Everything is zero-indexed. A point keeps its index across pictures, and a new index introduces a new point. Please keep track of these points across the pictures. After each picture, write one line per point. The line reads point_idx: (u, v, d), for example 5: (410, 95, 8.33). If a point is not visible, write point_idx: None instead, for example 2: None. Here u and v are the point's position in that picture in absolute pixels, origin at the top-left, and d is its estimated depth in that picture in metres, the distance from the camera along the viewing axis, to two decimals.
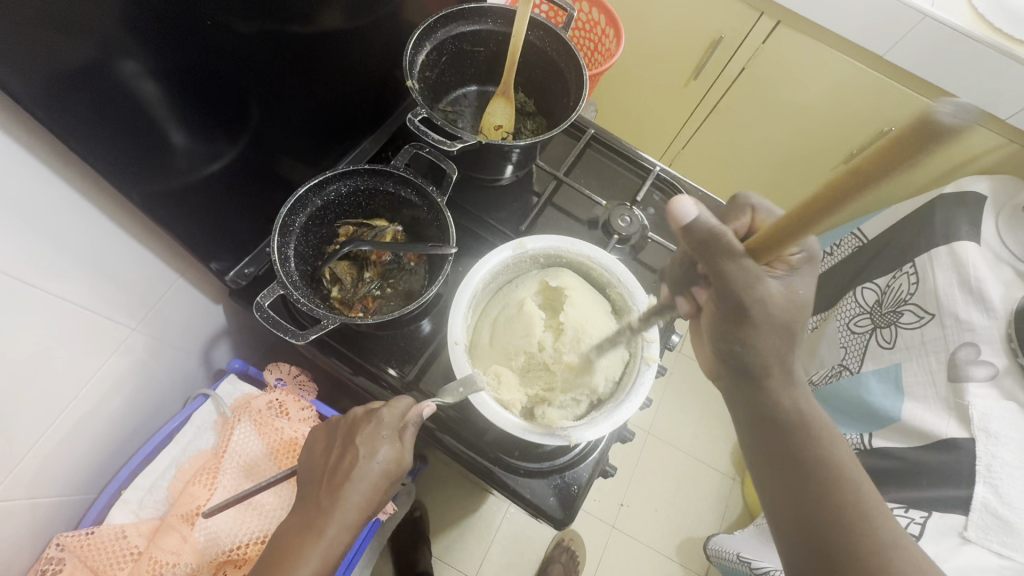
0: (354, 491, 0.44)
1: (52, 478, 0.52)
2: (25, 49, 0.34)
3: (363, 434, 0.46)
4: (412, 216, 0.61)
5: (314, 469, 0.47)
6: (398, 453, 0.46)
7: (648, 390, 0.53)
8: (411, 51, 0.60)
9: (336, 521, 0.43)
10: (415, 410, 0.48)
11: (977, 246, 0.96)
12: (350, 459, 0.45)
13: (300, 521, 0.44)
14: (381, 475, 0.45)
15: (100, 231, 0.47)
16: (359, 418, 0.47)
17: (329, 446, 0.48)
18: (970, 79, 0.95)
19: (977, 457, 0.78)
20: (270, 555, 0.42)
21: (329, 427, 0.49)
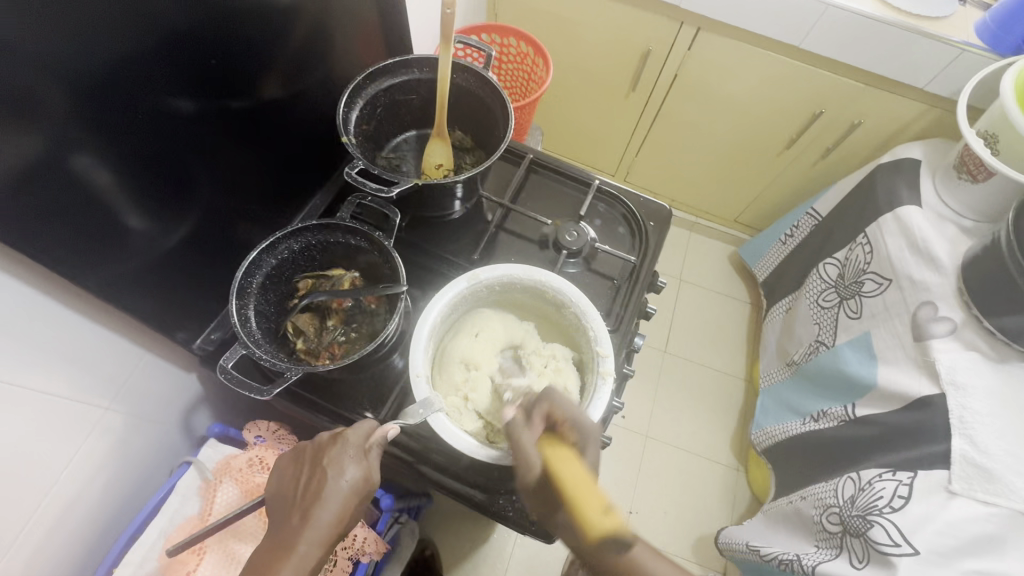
0: (322, 510, 0.46)
1: (42, 567, 0.53)
2: None
3: (329, 456, 0.48)
4: (367, 261, 0.64)
5: (286, 493, 0.49)
6: (364, 471, 0.48)
7: (603, 406, 0.55)
8: (344, 109, 0.64)
9: (306, 539, 0.46)
10: (380, 431, 0.49)
11: (918, 208, 1.00)
12: (318, 481, 0.47)
13: (274, 543, 0.46)
14: (349, 493, 0.48)
15: (62, 320, 0.49)
16: (325, 441, 0.50)
17: (298, 467, 0.50)
18: (885, 55, 1.01)
19: (950, 411, 0.80)
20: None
21: (296, 451, 0.51)
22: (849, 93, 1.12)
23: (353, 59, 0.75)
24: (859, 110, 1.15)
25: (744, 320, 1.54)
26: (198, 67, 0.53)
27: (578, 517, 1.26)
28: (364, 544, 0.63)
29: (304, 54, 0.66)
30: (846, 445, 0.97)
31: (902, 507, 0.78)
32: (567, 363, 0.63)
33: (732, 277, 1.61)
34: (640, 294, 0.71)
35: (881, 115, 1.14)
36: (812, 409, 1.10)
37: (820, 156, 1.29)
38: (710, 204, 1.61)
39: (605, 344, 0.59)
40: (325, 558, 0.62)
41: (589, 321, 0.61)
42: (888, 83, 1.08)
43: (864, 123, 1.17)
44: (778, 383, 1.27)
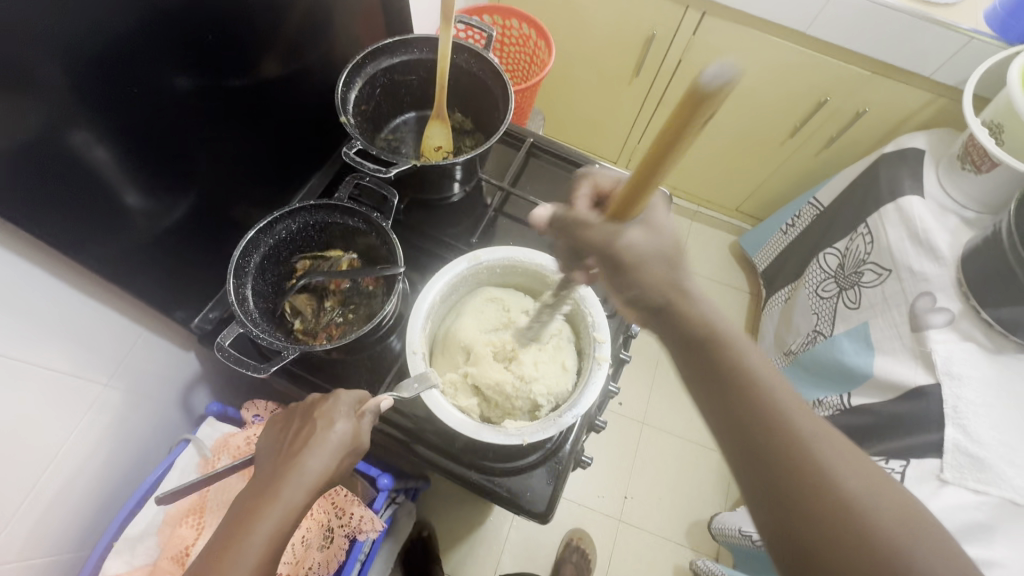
0: (310, 456, 0.46)
1: (44, 539, 0.53)
2: None
3: (322, 411, 0.49)
4: (365, 243, 0.64)
5: (274, 447, 0.49)
6: (354, 429, 0.49)
7: (597, 391, 0.55)
8: (343, 88, 0.64)
9: (292, 484, 0.44)
10: (373, 401, 0.51)
11: (920, 198, 0.99)
12: (308, 432, 0.48)
13: (258, 488, 0.45)
14: (338, 445, 0.47)
15: (60, 297, 0.49)
16: (318, 399, 0.51)
17: (287, 424, 0.50)
18: (892, 42, 1.00)
19: (944, 401, 0.81)
20: (231, 519, 0.43)
21: (286, 411, 0.51)
22: (854, 81, 1.11)
23: (353, 39, 0.74)
24: (864, 98, 1.14)
25: (743, 309, 1.54)
26: (196, 43, 0.53)
27: (574, 501, 1.27)
28: (361, 523, 0.63)
29: (303, 33, 0.65)
30: (840, 433, 0.97)
31: None
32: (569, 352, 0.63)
33: (732, 267, 1.60)
34: None
35: (886, 104, 1.13)
36: (808, 398, 1.11)
37: (823, 145, 1.28)
38: (712, 193, 1.60)
39: (602, 329, 0.59)
40: (322, 535, 0.63)
41: (588, 308, 0.61)
42: (894, 71, 1.07)
43: (869, 112, 1.16)
44: (775, 372, 1.27)
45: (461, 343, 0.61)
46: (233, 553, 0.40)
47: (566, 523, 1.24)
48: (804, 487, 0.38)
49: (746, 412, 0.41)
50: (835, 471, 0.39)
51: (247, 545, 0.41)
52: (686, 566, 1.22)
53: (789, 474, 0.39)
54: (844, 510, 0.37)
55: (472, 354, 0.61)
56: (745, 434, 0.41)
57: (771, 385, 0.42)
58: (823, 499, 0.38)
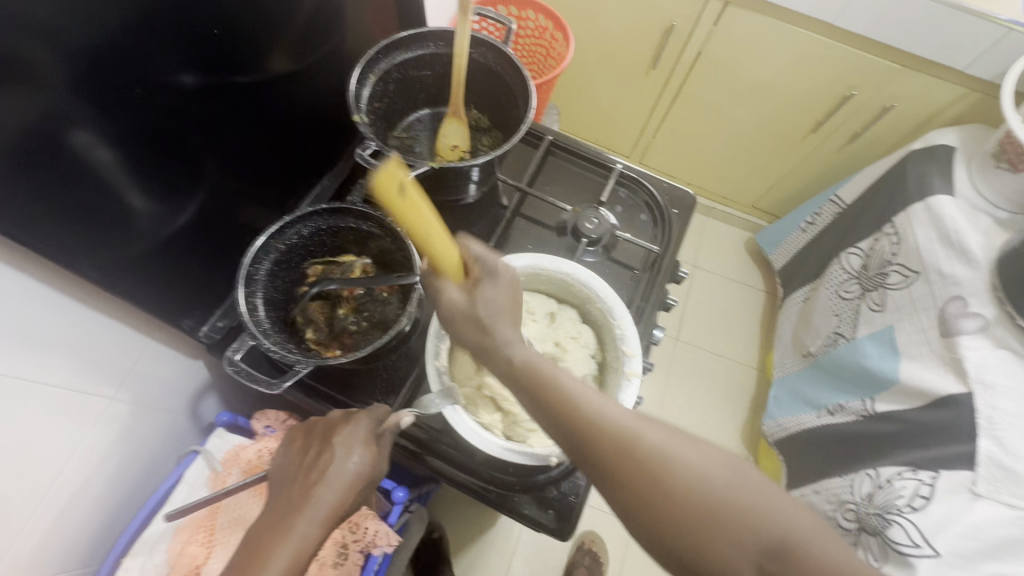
0: (326, 490, 0.44)
1: (50, 557, 0.52)
2: None
3: (339, 435, 0.47)
4: (379, 247, 0.61)
5: (289, 473, 0.46)
6: (372, 455, 0.47)
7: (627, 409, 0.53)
8: (356, 85, 0.61)
9: (306, 518, 0.42)
10: (392, 422, 0.49)
11: (951, 198, 0.96)
12: (324, 460, 0.45)
13: (271, 520, 0.43)
14: (355, 475, 0.45)
15: (62, 309, 0.47)
16: (337, 420, 0.48)
17: (304, 447, 0.48)
18: (925, 34, 0.95)
19: (977, 411, 0.78)
20: (240, 558, 0.41)
21: (303, 431, 0.49)
22: (882, 75, 1.07)
23: (365, 33, 0.71)
24: (891, 92, 1.09)
25: (759, 309, 1.50)
26: (203, 39, 0.50)
27: (585, 503, 1.25)
28: (375, 538, 0.61)
29: (314, 26, 0.62)
30: (863, 440, 0.95)
31: (924, 507, 0.76)
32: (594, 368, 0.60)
33: (747, 264, 1.57)
34: (661, 285, 0.68)
35: (915, 99, 1.09)
36: (828, 403, 1.08)
37: (846, 141, 1.24)
38: (728, 189, 1.56)
39: (632, 344, 0.56)
40: (337, 552, 0.61)
41: (616, 319, 0.58)
42: (925, 65, 1.02)
43: (896, 107, 1.12)
44: (793, 374, 1.24)
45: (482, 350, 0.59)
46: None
47: (577, 526, 1.23)
48: (693, 525, 0.37)
49: (608, 466, 0.39)
50: (705, 498, 0.37)
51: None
52: None
53: (680, 519, 0.37)
54: (740, 524, 0.36)
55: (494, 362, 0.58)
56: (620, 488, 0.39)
57: (633, 426, 0.40)
58: (708, 531, 0.36)
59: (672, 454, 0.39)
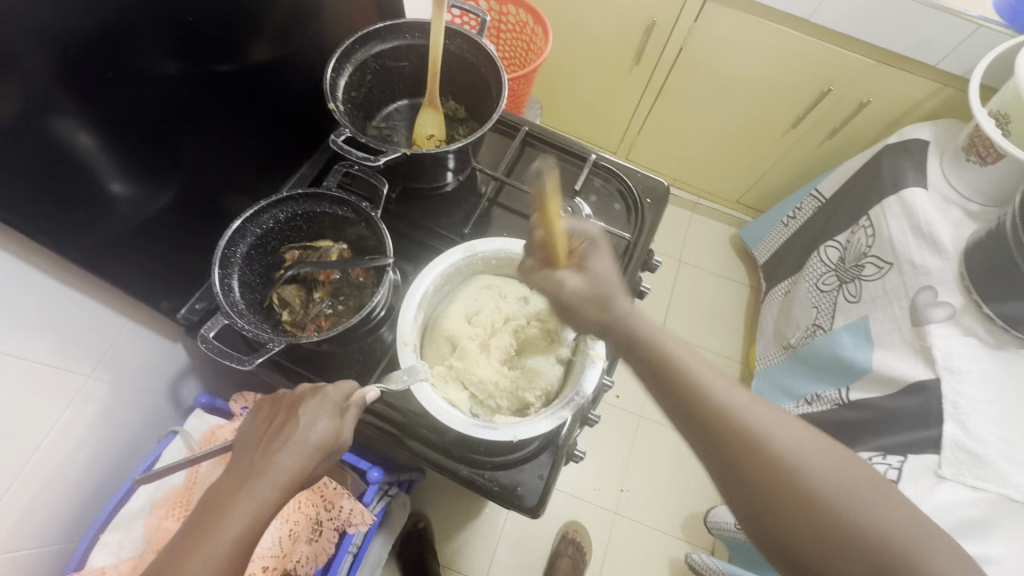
0: (287, 455, 0.45)
1: (29, 534, 0.53)
2: None
3: (306, 406, 0.48)
4: (356, 233, 0.62)
5: (253, 440, 0.48)
6: (336, 427, 0.48)
7: (591, 387, 0.54)
8: (332, 74, 0.62)
9: (267, 481, 0.44)
10: (359, 395, 0.50)
11: (924, 191, 0.98)
12: (287, 428, 0.47)
13: (233, 482, 0.44)
14: (317, 445, 0.47)
15: (40, 287, 0.48)
16: (305, 392, 0.50)
17: (271, 415, 0.50)
18: (899, 30, 0.97)
19: (944, 396, 0.80)
20: (199, 515, 0.43)
21: (271, 401, 0.51)
22: (859, 71, 1.09)
23: (344, 25, 0.73)
24: (868, 88, 1.11)
25: (743, 303, 1.52)
26: (180, 27, 0.51)
27: (570, 494, 1.27)
28: (351, 516, 0.62)
29: (292, 17, 0.64)
30: (838, 428, 0.97)
31: None
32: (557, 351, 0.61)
33: (732, 259, 1.59)
34: (633, 272, 0.70)
35: (891, 94, 1.11)
36: (807, 392, 1.10)
37: (826, 136, 1.26)
38: (713, 184, 1.58)
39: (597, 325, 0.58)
40: (311, 528, 0.62)
41: None
42: (900, 60, 1.04)
43: (873, 102, 1.14)
44: (774, 366, 1.26)
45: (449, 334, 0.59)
46: (197, 550, 0.40)
47: (562, 515, 1.25)
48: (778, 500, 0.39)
49: (717, 443, 0.43)
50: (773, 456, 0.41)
51: (210, 545, 0.40)
52: (682, 560, 1.22)
53: (789, 504, 0.39)
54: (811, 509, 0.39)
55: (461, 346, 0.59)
56: (726, 466, 0.42)
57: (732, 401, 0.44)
58: (774, 488, 0.40)
59: (786, 448, 0.41)
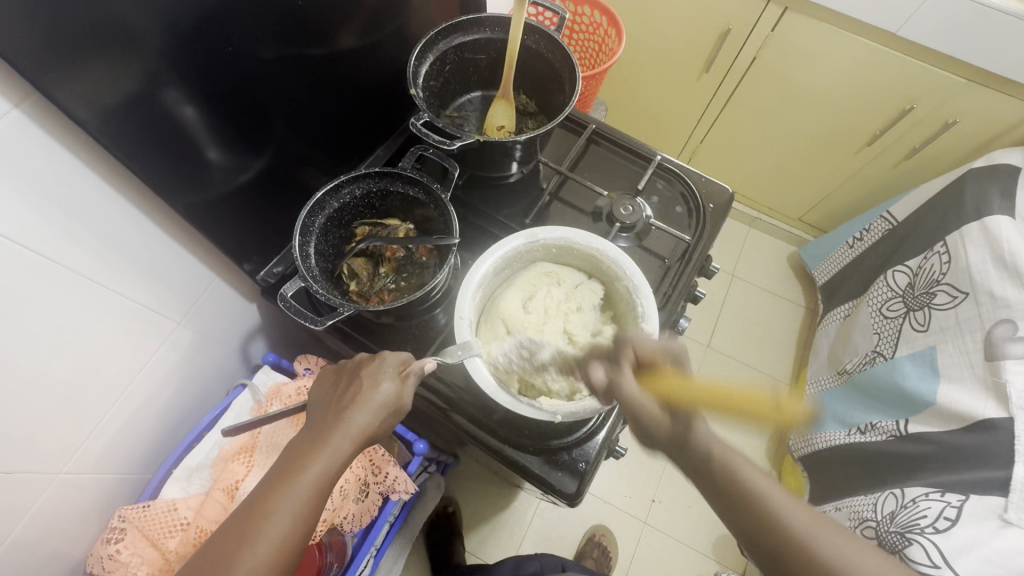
0: (358, 412, 0.48)
1: (112, 457, 0.59)
2: (81, 93, 0.41)
3: (370, 371, 0.52)
4: (423, 214, 0.66)
5: (325, 399, 0.51)
6: (398, 390, 0.51)
7: (640, 382, 0.54)
8: (415, 62, 0.65)
9: (340, 433, 0.47)
10: (418, 364, 0.53)
11: (1010, 219, 0.92)
12: (356, 389, 0.50)
13: (309, 436, 0.48)
14: (382, 405, 0.50)
15: (148, 238, 0.54)
16: (366, 360, 0.53)
17: (339, 381, 0.53)
18: (997, 49, 0.92)
19: (1016, 437, 0.76)
20: (281, 465, 0.46)
21: (338, 369, 0.54)
22: (946, 89, 1.04)
23: (428, 17, 0.76)
24: (956, 108, 1.06)
25: (797, 324, 1.47)
26: (283, 14, 0.55)
27: (600, 497, 1.26)
28: (395, 483, 0.65)
29: (383, 7, 0.67)
30: (892, 460, 0.92)
31: (947, 529, 0.74)
32: (609, 342, 0.61)
33: (789, 278, 1.54)
34: (690, 276, 0.70)
35: (981, 115, 1.05)
36: (861, 421, 1.04)
37: (904, 155, 1.20)
38: (775, 200, 1.53)
39: (652, 322, 0.57)
40: (358, 489, 0.65)
41: (641, 298, 0.58)
42: (994, 80, 0.99)
43: (960, 123, 1.08)
44: (826, 391, 1.21)
45: (502, 314, 0.61)
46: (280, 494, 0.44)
47: (589, 517, 1.24)
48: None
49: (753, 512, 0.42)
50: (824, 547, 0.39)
51: (293, 489, 0.44)
52: None
53: None
54: None
55: (512, 326, 0.60)
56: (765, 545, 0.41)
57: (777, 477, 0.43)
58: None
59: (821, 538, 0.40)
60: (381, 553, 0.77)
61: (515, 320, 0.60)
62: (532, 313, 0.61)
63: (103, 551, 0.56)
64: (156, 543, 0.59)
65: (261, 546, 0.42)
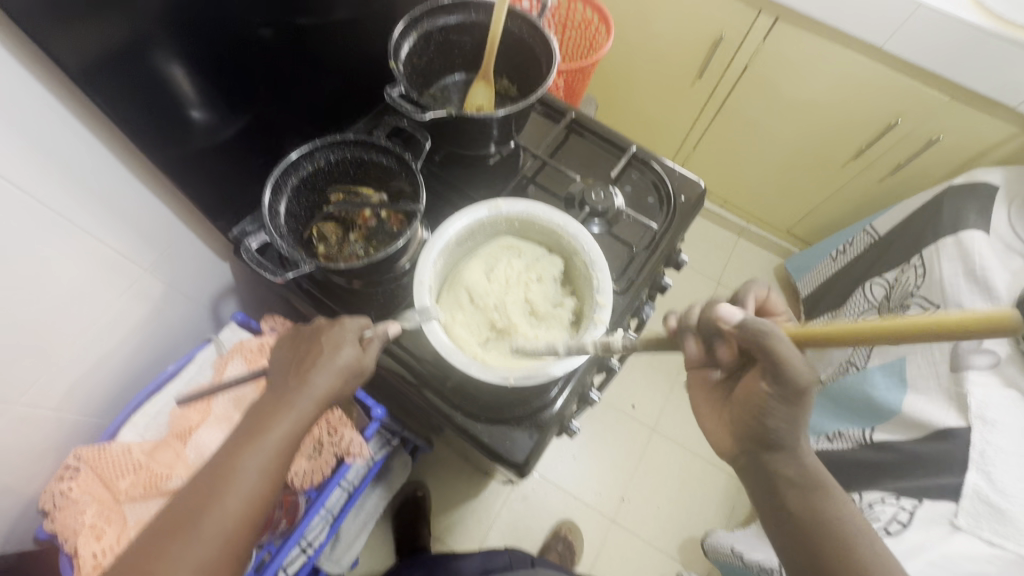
0: (319, 376, 0.48)
1: (73, 397, 0.61)
2: (66, 35, 0.43)
3: (327, 336, 0.51)
4: (397, 184, 0.67)
5: (285, 362, 0.51)
6: (360, 354, 0.50)
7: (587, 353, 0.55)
8: (397, 38, 0.67)
9: (303, 397, 0.47)
10: (381, 328, 0.52)
11: (984, 235, 0.93)
12: (314, 352, 0.50)
13: (271, 400, 0.48)
14: (345, 369, 0.49)
15: (123, 185, 0.56)
16: (325, 324, 0.52)
17: (296, 346, 0.52)
18: (979, 69, 0.94)
19: (972, 445, 0.76)
20: (244, 428, 0.47)
21: (294, 332, 0.54)
22: (930, 106, 1.05)
23: None
24: (940, 124, 1.07)
25: None
26: None
27: (569, 492, 1.27)
28: (350, 446, 0.68)
29: None
30: (856, 467, 0.92)
31: (899, 532, 0.75)
32: (566, 316, 0.63)
33: (775, 290, 1.54)
34: (655, 264, 0.71)
35: (963, 133, 1.06)
36: (829, 429, 1.05)
37: (889, 171, 1.22)
38: (764, 211, 1.55)
39: (605, 295, 0.59)
40: (314, 446, 0.69)
41: (596, 271, 0.60)
42: (976, 99, 1.00)
43: (943, 140, 1.09)
44: None
45: (463, 283, 0.62)
46: (244, 455, 0.45)
47: (558, 513, 1.24)
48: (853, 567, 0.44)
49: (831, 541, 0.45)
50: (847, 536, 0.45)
51: (259, 449, 0.45)
52: None
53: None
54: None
55: (473, 294, 0.62)
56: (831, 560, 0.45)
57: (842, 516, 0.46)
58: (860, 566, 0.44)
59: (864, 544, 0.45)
60: (338, 520, 0.78)
61: (477, 288, 0.62)
62: (493, 284, 0.63)
63: (56, 487, 0.58)
64: (107, 483, 0.60)
65: (228, 502, 0.44)
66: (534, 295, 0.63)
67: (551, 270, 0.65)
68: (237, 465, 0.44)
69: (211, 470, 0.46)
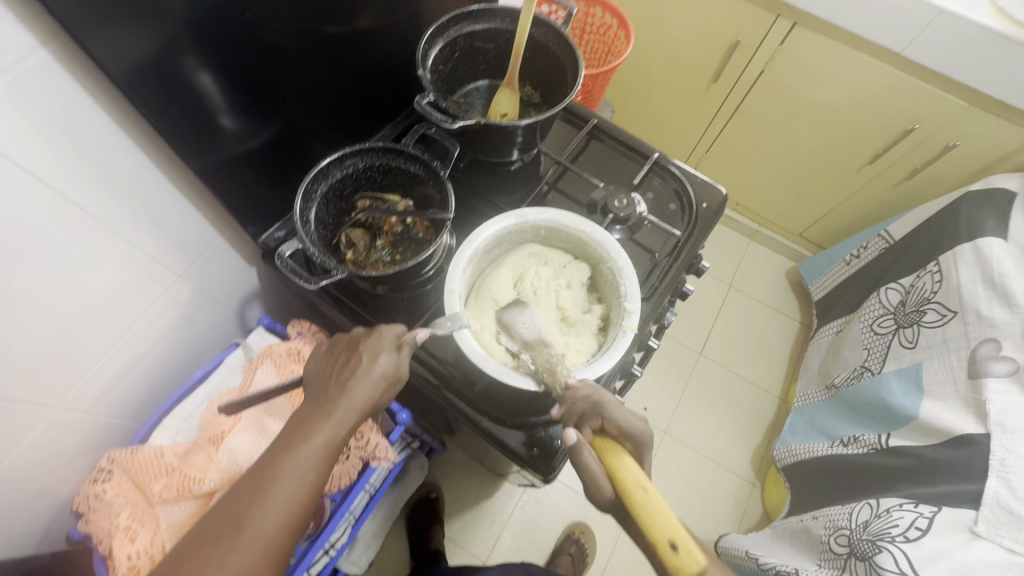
0: (359, 385, 0.49)
1: (106, 400, 0.62)
2: (108, 48, 0.43)
3: (366, 345, 0.52)
4: (423, 191, 0.68)
5: (323, 371, 0.51)
6: (396, 361, 0.52)
7: (616, 360, 0.56)
8: (425, 45, 0.68)
9: (345, 405, 0.48)
10: (411, 334, 0.53)
11: (1003, 242, 0.93)
12: (354, 361, 0.51)
13: (311, 408, 0.48)
14: (382, 377, 0.50)
15: (158, 192, 0.57)
16: (362, 334, 0.53)
17: (333, 356, 0.53)
18: (999, 75, 0.93)
19: (991, 453, 0.76)
20: (285, 435, 0.47)
21: (331, 343, 0.54)
22: (949, 112, 1.05)
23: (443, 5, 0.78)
24: (958, 130, 1.07)
25: (791, 339, 1.48)
26: None
27: (581, 494, 1.27)
28: (376, 450, 0.70)
29: None
30: (872, 473, 0.93)
31: (917, 538, 0.75)
32: (594, 322, 0.63)
33: (786, 294, 1.55)
34: (677, 272, 0.72)
35: (982, 140, 1.06)
36: (843, 434, 1.05)
37: (905, 176, 1.22)
38: (776, 214, 1.55)
39: (633, 301, 0.59)
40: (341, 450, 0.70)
41: (624, 279, 0.61)
42: (995, 105, 1.00)
43: (960, 146, 1.09)
44: (813, 405, 1.22)
45: (492, 293, 0.63)
46: (288, 461, 0.45)
47: (570, 515, 1.25)
48: None
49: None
50: None
51: (301, 455, 0.45)
52: None
53: None
54: None
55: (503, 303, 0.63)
56: None
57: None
58: None
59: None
60: (359, 523, 0.79)
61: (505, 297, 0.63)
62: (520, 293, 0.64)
63: (90, 489, 0.59)
64: (140, 486, 0.62)
65: (270, 509, 0.43)
66: (561, 303, 0.64)
67: (577, 277, 0.65)
68: (280, 471, 0.44)
69: (251, 478, 0.45)
